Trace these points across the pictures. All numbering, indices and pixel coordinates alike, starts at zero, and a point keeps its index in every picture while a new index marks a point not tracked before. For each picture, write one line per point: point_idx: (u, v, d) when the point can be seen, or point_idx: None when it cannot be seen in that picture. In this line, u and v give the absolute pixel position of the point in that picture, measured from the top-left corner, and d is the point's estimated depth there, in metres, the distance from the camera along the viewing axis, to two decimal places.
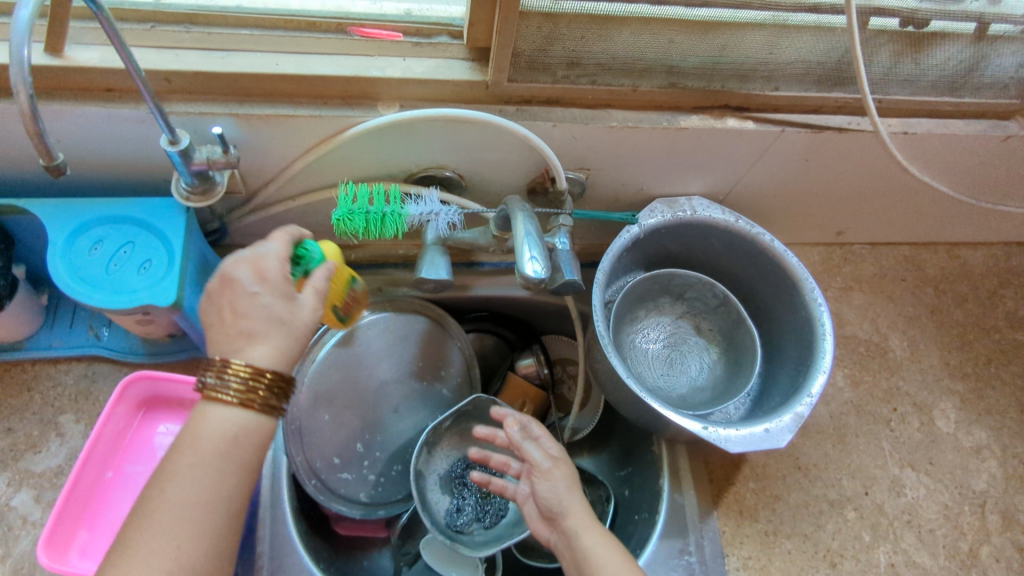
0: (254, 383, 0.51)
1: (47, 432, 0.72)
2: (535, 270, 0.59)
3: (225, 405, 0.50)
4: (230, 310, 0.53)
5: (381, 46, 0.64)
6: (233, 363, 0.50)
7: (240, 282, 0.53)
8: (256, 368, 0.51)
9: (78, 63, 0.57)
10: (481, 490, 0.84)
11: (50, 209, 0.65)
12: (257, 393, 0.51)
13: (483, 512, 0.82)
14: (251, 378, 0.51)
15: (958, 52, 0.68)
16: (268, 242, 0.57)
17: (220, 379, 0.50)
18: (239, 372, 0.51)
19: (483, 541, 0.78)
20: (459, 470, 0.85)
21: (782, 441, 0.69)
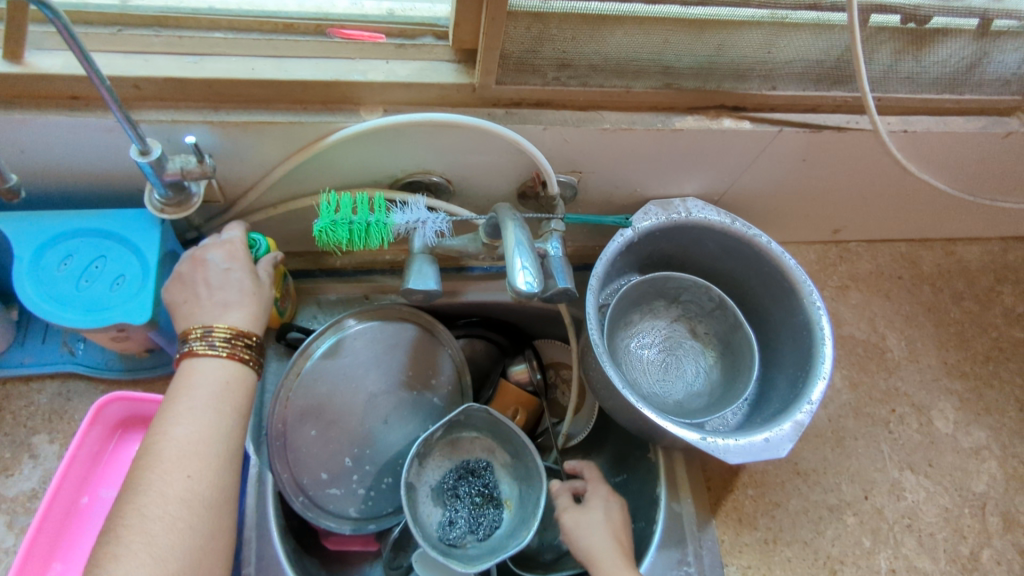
0: (236, 339, 0.59)
1: (20, 455, 0.69)
2: (527, 282, 0.57)
3: (213, 362, 0.57)
4: (204, 286, 0.60)
5: (363, 48, 0.61)
6: (216, 325, 0.58)
7: (212, 262, 0.61)
8: (237, 329, 0.59)
9: (39, 70, 0.53)
10: (474, 502, 0.82)
11: (16, 223, 0.62)
12: (238, 348, 0.59)
13: (476, 524, 0.80)
14: (233, 336, 0.58)
15: (960, 49, 0.66)
16: (225, 231, 0.65)
17: (205, 340, 0.57)
18: (223, 333, 0.58)
19: (476, 554, 0.75)
20: (451, 482, 0.83)
21: (782, 450, 0.68)
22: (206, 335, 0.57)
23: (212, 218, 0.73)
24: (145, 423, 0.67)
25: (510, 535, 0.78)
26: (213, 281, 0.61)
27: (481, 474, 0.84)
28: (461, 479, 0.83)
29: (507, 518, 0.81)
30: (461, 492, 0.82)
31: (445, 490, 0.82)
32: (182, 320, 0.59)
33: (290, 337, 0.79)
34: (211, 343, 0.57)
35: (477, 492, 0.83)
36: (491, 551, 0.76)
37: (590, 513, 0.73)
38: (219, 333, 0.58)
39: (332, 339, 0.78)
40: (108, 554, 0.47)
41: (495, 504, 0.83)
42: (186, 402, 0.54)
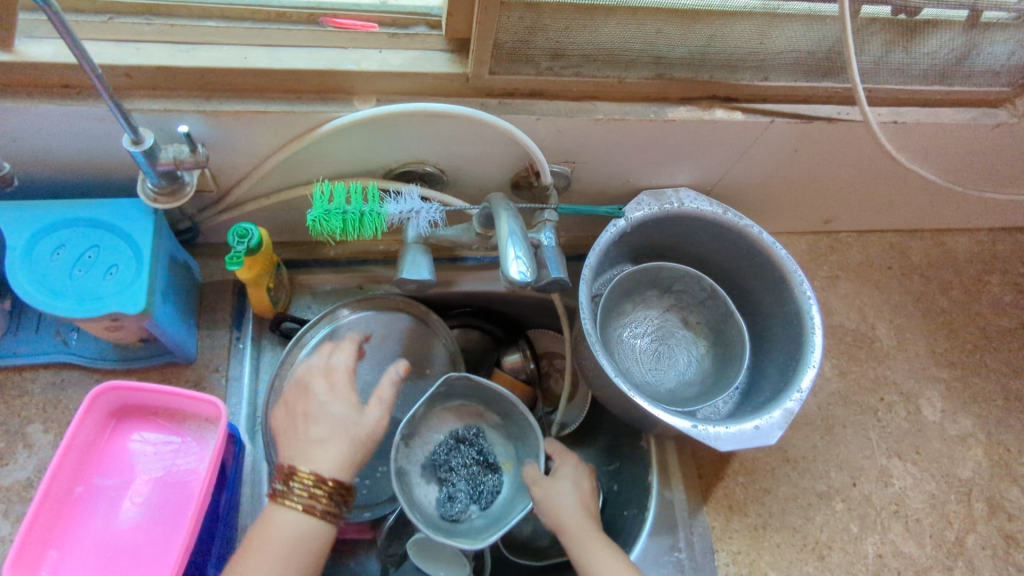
0: (317, 499, 0.59)
1: (14, 444, 0.70)
2: (520, 271, 0.57)
3: (289, 513, 0.58)
4: (302, 419, 0.64)
5: (356, 38, 0.61)
6: (298, 471, 0.59)
7: (314, 392, 0.66)
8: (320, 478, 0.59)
9: (29, 58, 0.53)
10: (470, 471, 0.79)
11: (8, 212, 0.62)
12: (318, 501, 0.59)
13: (476, 495, 0.77)
14: (313, 484, 0.59)
15: (950, 40, 0.66)
16: (339, 353, 0.70)
17: (289, 487, 0.59)
18: (306, 481, 0.59)
19: (483, 528, 0.74)
20: (442, 454, 0.80)
21: (772, 438, 0.69)
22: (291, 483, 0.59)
23: (206, 208, 0.73)
24: (141, 412, 0.67)
25: (514, 501, 0.76)
26: (313, 411, 0.64)
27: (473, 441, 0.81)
28: (453, 450, 0.80)
29: (507, 483, 0.79)
30: (455, 464, 0.79)
31: (438, 465, 0.79)
32: (285, 447, 0.63)
33: (284, 328, 0.79)
34: (296, 482, 0.59)
35: (472, 459, 0.80)
36: (499, 520, 0.74)
37: (556, 483, 0.69)
38: (304, 479, 0.59)
39: (326, 329, 0.78)
40: None
41: (493, 470, 0.80)
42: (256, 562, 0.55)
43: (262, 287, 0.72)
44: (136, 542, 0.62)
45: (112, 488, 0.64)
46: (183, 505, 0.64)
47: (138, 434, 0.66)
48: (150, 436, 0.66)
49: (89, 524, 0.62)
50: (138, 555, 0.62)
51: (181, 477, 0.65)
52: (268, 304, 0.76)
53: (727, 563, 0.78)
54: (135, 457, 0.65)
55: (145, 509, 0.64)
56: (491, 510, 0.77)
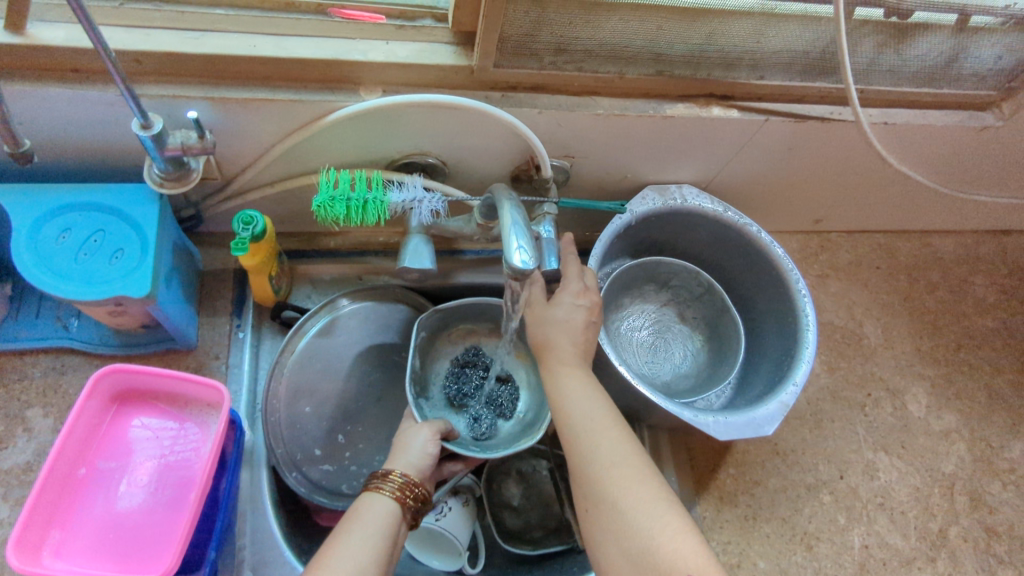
0: (406, 491, 0.60)
1: (14, 428, 0.70)
2: (522, 261, 0.58)
3: (380, 503, 0.58)
4: (393, 449, 0.66)
5: (363, 29, 0.62)
6: (394, 469, 0.61)
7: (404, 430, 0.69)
8: (409, 477, 0.61)
9: (40, 42, 0.54)
10: (483, 389, 0.82)
11: (12, 194, 0.62)
12: (407, 498, 0.60)
13: (499, 411, 0.80)
14: (404, 485, 0.61)
15: (939, 44, 0.68)
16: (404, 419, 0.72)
17: (385, 481, 0.61)
18: (398, 479, 0.61)
19: (519, 431, 0.78)
20: (453, 384, 0.81)
21: (765, 429, 0.70)
22: (385, 478, 0.61)
23: (209, 196, 0.74)
24: (143, 397, 0.67)
25: (536, 404, 0.80)
26: (397, 443, 0.67)
27: (476, 363, 0.83)
28: (460, 377, 0.82)
29: (521, 389, 0.83)
30: (468, 390, 0.81)
31: (454, 395, 0.81)
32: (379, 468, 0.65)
33: (284, 316, 0.80)
34: (390, 479, 0.61)
35: (480, 379, 0.82)
36: (530, 422, 0.78)
37: (564, 357, 0.62)
38: (397, 478, 0.61)
39: (325, 319, 0.79)
40: None
41: (505, 381, 0.83)
42: (346, 540, 0.53)
43: (263, 276, 0.73)
44: (139, 524, 0.63)
45: (113, 472, 0.64)
46: (185, 488, 0.65)
47: (140, 419, 0.67)
48: (153, 421, 0.67)
49: (92, 507, 0.62)
50: (141, 536, 0.62)
51: (184, 460, 0.66)
52: (269, 292, 0.77)
53: (719, 552, 0.80)
54: (137, 441, 0.66)
55: (146, 492, 0.64)
56: (517, 418, 0.80)
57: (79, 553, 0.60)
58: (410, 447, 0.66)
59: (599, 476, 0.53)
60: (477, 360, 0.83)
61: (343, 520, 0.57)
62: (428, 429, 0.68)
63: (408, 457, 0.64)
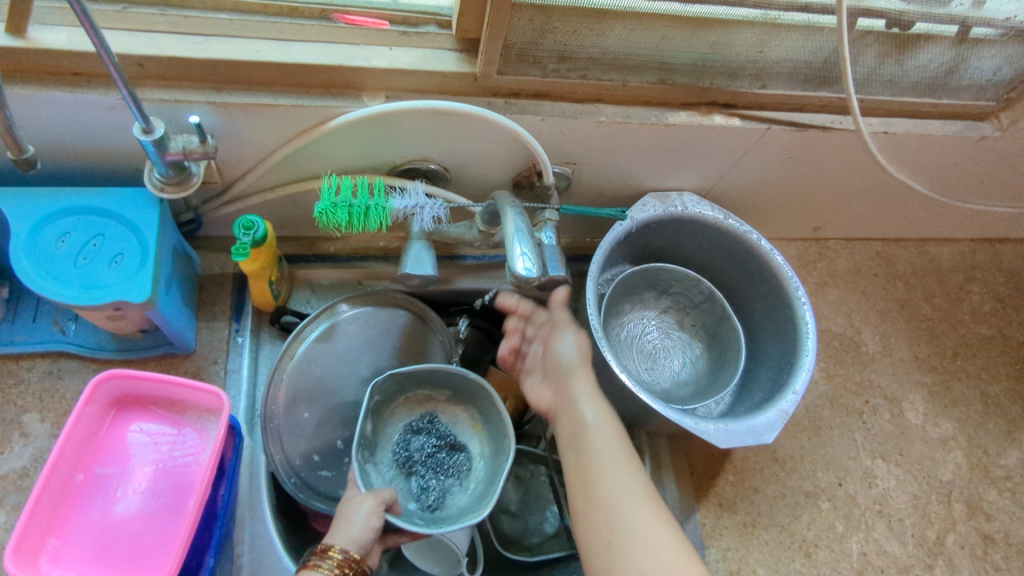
0: (346, 569, 0.58)
1: (10, 433, 0.69)
2: (525, 267, 0.59)
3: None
4: (336, 520, 0.62)
5: (367, 35, 0.62)
6: (330, 546, 0.58)
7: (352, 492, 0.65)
8: (349, 554, 0.58)
9: (42, 46, 0.53)
10: (435, 456, 0.79)
11: (11, 198, 0.62)
12: None
13: (451, 481, 0.78)
14: (340, 563, 0.58)
15: (940, 54, 0.69)
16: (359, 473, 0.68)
17: (320, 560, 0.58)
18: (336, 557, 0.58)
19: (468, 504, 0.74)
20: (403, 450, 0.79)
21: (765, 436, 0.71)
22: (322, 556, 0.58)
23: (209, 200, 0.74)
24: (141, 401, 0.67)
25: (488, 476, 0.77)
26: (341, 512, 0.63)
27: (430, 430, 0.81)
28: (412, 445, 0.80)
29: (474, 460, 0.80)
30: (418, 458, 0.79)
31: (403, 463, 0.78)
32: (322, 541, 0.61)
33: (284, 321, 0.79)
34: (328, 557, 0.58)
35: (432, 447, 0.80)
36: (481, 494, 0.74)
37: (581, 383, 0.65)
38: (335, 555, 0.58)
39: (325, 324, 0.79)
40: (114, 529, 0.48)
41: (458, 450, 0.80)
42: None
43: (263, 281, 0.73)
44: (136, 532, 0.62)
45: (111, 478, 0.64)
46: (183, 495, 0.64)
47: (138, 424, 0.66)
48: (151, 427, 0.66)
49: (89, 513, 0.62)
50: (138, 544, 0.62)
51: (181, 467, 0.65)
52: (269, 297, 0.76)
53: (718, 560, 0.80)
54: (134, 447, 0.65)
55: (144, 498, 0.64)
56: (468, 490, 0.77)
57: (77, 560, 0.59)
58: (352, 520, 0.61)
59: (610, 475, 0.56)
60: (432, 428, 0.81)
61: None
62: (372, 500, 0.63)
63: (348, 530, 0.60)
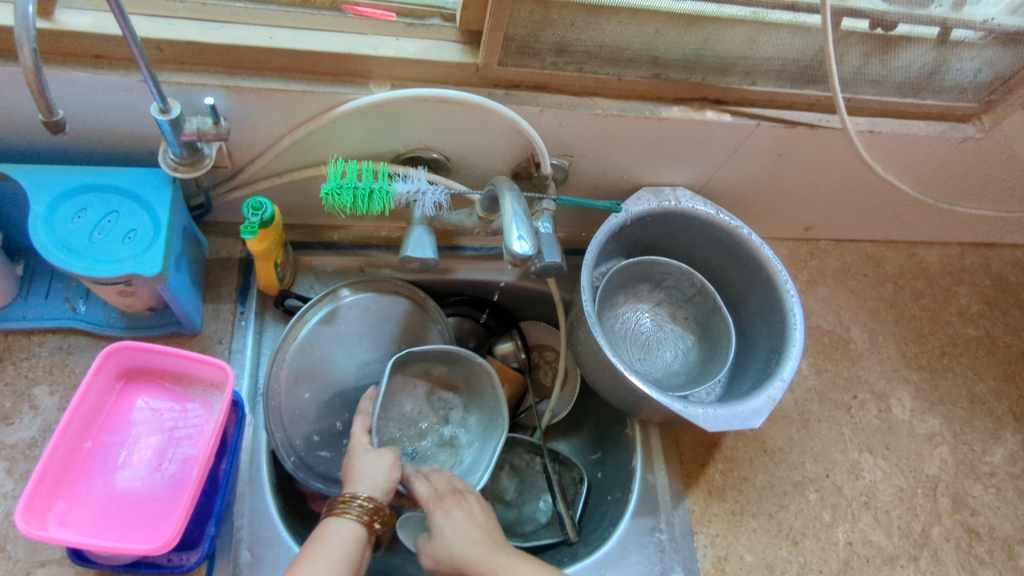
0: (374, 515, 0.61)
1: (20, 404, 0.71)
2: (522, 248, 0.61)
3: (347, 525, 0.59)
4: (350, 473, 0.66)
5: (375, 25, 0.65)
6: (362, 494, 0.62)
7: (360, 443, 0.69)
8: (378, 501, 0.62)
9: (68, 27, 0.56)
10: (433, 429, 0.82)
11: (30, 175, 0.64)
12: (373, 521, 0.61)
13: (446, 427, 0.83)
14: (371, 509, 0.61)
15: (921, 55, 0.72)
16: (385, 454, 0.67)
17: (350, 505, 0.61)
18: (365, 504, 0.61)
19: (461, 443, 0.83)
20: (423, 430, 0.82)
21: (754, 421, 0.73)
22: (351, 502, 0.61)
23: (219, 184, 0.77)
24: (147, 374, 0.69)
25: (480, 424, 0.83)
26: (352, 465, 0.66)
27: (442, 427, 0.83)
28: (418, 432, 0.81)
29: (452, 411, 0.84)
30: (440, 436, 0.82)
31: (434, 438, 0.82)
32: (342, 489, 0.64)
33: (288, 304, 0.82)
34: (357, 503, 0.61)
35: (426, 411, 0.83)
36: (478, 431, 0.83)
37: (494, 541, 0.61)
38: (363, 502, 0.61)
39: (328, 307, 0.81)
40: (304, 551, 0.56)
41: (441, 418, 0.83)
42: (324, 559, 0.56)
43: (268, 265, 0.76)
44: (140, 499, 0.64)
45: (118, 447, 0.66)
46: (186, 467, 0.66)
47: (144, 398, 0.68)
48: (157, 400, 0.69)
49: (95, 480, 0.64)
50: (143, 511, 0.63)
51: (186, 440, 0.68)
52: (274, 280, 0.79)
53: (706, 545, 0.81)
54: (140, 419, 0.67)
55: (148, 468, 0.66)
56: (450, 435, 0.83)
57: (82, 523, 0.61)
58: (373, 472, 0.65)
59: (507, 568, 0.58)
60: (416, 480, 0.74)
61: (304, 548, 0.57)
62: (391, 455, 0.67)
63: (374, 481, 0.64)
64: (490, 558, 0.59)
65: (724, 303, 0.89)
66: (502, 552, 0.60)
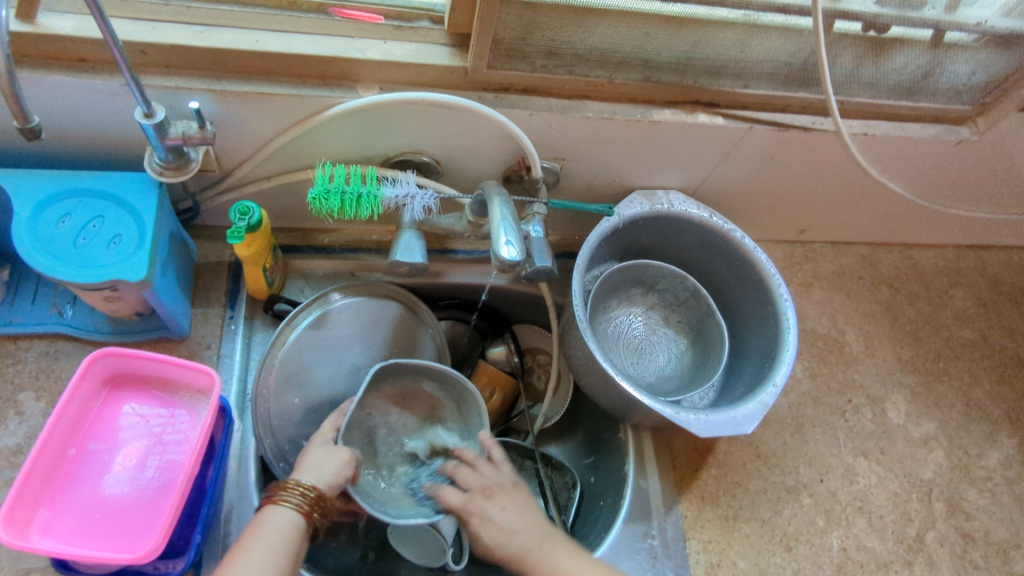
0: (313, 505, 0.59)
1: (6, 410, 0.71)
2: (510, 253, 0.60)
3: (284, 515, 0.58)
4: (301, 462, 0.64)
5: (362, 28, 0.64)
6: (303, 481, 0.60)
7: (319, 436, 0.67)
8: (319, 491, 0.60)
9: (50, 30, 0.56)
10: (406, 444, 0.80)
11: (13, 180, 0.64)
12: (312, 511, 0.59)
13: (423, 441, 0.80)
14: (309, 497, 0.59)
15: (914, 58, 0.71)
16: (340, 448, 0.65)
17: (290, 494, 0.59)
18: (306, 493, 0.59)
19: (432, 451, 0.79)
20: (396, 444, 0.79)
21: (746, 427, 0.72)
22: (292, 491, 0.59)
23: (207, 187, 0.76)
24: (134, 380, 0.68)
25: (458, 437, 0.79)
26: (306, 456, 0.64)
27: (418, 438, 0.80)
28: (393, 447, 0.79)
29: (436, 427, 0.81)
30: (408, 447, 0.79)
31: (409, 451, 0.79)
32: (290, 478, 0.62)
33: (278, 309, 0.81)
34: (297, 492, 0.59)
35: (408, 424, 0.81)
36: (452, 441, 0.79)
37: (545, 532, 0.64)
38: (304, 491, 0.59)
39: (317, 312, 0.80)
40: (234, 548, 0.55)
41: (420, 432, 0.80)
42: (253, 555, 0.54)
43: (256, 269, 0.75)
44: (126, 507, 0.63)
45: (104, 454, 0.65)
46: (173, 474, 0.66)
47: (130, 405, 0.68)
48: (144, 406, 0.68)
49: (81, 488, 0.63)
50: (129, 518, 0.63)
51: (173, 446, 0.67)
52: (263, 284, 0.78)
53: (698, 551, 0.81)
54: (127, 425, 0.67)
55: (135, 475, 0.65)
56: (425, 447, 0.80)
57: (67, 532, 0.61)
58: (324, 465, 0.63)
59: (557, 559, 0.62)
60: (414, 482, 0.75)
61: (237, 540, 0.56)
62: (346, 453, 0.65)
63: (320, 472, 0.62)
64: (542, 552, 0.62)
65: (717, 306, 0.89)
66: (547, 540, 0.63)
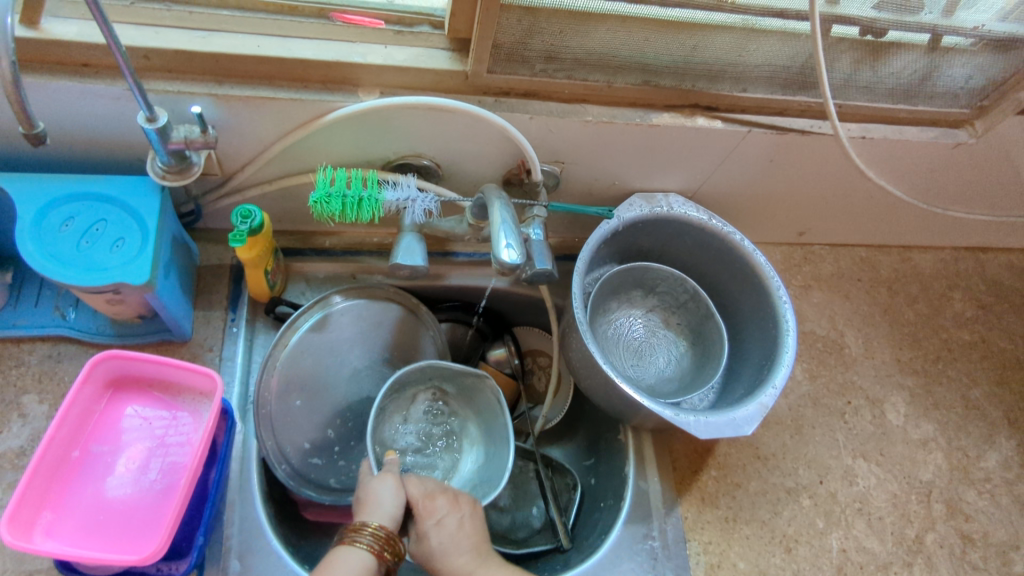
0: (385, 545, 0.59)
1: (9, 413, 0.71)
2: (510, 256, 0.61)
3: (359, 555, 0.57)
4: (360, 503, 0.64)
5: (363, 33, 0.65)
6: (373, 522, 0.60)
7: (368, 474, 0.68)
8: (388, 530, 0.60)
9: (53, 36, 0.56)
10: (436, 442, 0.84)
11: (17, 184, 0.64)
12: (384, 551, 0.59)
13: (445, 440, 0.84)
14: (382, 538, 0.59)
15: (912, 62, 0.71)
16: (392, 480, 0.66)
17: (361, 535, 0.59)
18: (376, 533, 0.59)
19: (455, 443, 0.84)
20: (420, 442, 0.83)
21: (746, 428, 0.73)
22: (361, 531, 0.59)
23: (209, 191, 0.76)
24: (137, 383, 0.69)
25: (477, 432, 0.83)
26: (363, 495, 0.64)
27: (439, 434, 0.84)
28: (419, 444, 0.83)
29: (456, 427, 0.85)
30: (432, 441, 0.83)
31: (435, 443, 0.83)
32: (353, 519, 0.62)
33: (279, 311, 0.82)
34: (367, 533, 0.59)
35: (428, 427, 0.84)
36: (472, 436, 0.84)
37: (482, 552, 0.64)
38: (375, 531, 0.59)
39: (318, 315, 0.80)
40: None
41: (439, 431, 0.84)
42: None
43: (258, 271, 0.75)
44: (128, 508, 0.64)
45: (107, 456, 0.66)
46: (175, 476, 0.66)
47: (134, 407, 0.68)
48: (147, 408, 0.68)
49: (83, 490, 0.64)
50: (131, 520, 0.63)
51: (175, 448, 0.68)
52: (265, 287, 0.78)
53: (698, 552, 0.81)
54: (130, 428, 0.67)
55: (137, 477, 0.65)
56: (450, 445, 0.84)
57: (70, 534, 0.61)
58: (380, 500, 0.63)
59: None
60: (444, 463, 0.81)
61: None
62: (398, 482, 0.65)
63: (382, 508, 0.62)
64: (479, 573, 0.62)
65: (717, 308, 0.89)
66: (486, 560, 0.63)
